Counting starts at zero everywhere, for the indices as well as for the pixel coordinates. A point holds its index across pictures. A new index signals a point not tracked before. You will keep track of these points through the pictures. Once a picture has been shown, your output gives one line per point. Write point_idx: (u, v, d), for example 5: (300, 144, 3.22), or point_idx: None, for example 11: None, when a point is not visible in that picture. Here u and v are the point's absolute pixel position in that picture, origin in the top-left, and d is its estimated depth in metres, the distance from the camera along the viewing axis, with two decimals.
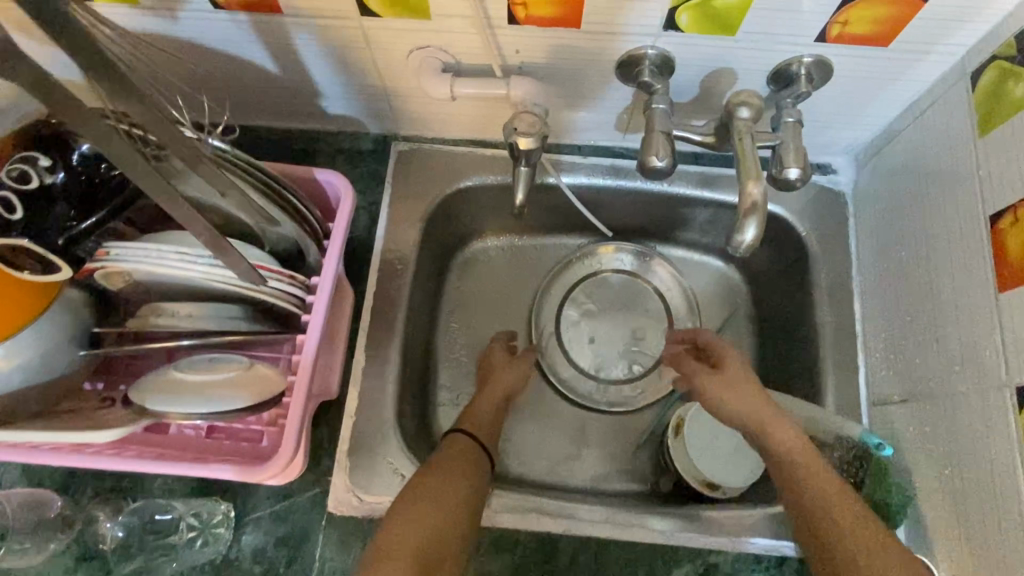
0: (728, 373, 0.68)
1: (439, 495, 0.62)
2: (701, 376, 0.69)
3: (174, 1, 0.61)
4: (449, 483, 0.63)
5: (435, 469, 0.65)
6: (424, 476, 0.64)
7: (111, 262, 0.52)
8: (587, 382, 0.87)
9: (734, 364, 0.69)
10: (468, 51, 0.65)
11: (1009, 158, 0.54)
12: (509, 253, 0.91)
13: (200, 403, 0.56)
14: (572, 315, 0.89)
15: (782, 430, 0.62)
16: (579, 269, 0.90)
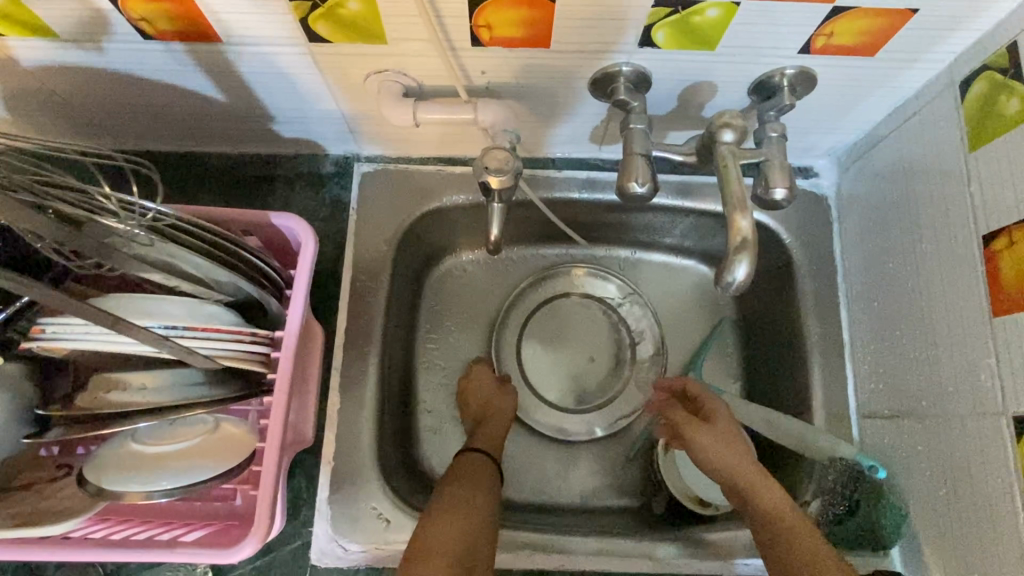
0: (716, 423, 0.66)
1: (473, 498, 0.63)
2: (690, 423, 0.67)
3: (98, 33, 0.55)
4: (475, 486, 0.64)
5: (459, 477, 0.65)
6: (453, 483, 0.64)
7: (47, 340, 0.47)
8: (555, 413, 0.83)
9: (722, 415, 0.68)
10: (430, 73, 0.60)
11: (1002, 176, 0.51)
12: (471, 277, 0.86)
13: (162, 478, 0.52)
14: (534, 343, 0.86)
15: (770, 489, 0.60)
16: (537, 294, 0.86)
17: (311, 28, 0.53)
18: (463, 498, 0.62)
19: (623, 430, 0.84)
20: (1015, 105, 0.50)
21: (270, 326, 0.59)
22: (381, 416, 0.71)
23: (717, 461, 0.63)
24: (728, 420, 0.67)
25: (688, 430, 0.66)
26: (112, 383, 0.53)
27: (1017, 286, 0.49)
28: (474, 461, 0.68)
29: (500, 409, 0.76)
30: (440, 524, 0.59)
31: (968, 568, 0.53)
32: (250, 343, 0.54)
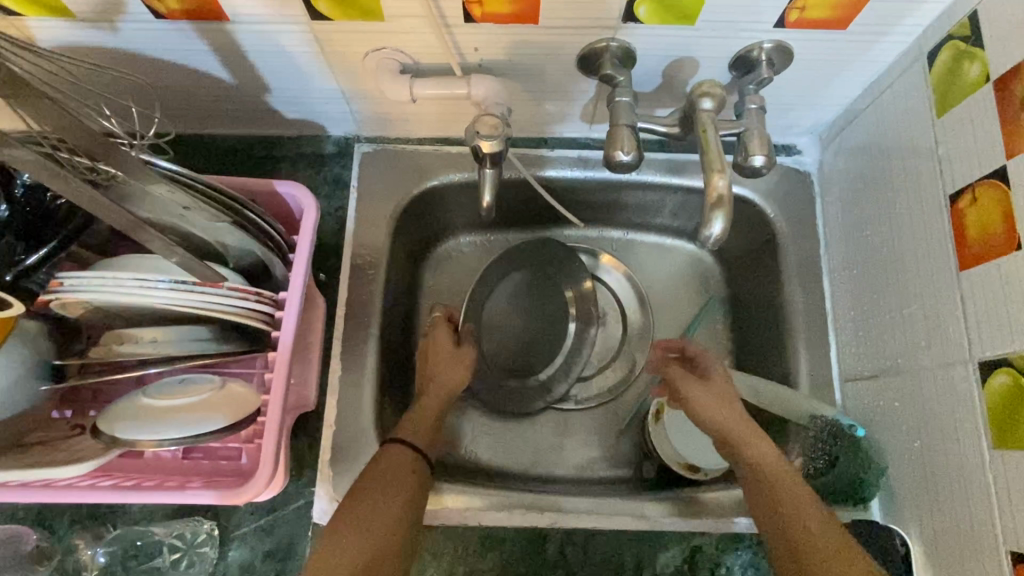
0: (712, 380, 0.70)
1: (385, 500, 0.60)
2: (686, 377, 0.70)
3: (112, 12, 0.58)
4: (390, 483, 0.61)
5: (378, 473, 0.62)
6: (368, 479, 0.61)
7: (66, 292, 0.51)
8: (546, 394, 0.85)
9: (722, 377, 0.70)
10: (425, 50, 0.63)
11: (966, 138, 0.54)
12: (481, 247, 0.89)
13: (172, 428, 0.55)
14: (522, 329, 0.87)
15: (767, 445, 0.63)
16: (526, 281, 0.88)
17: (312, 4, 0.57)
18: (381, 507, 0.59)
19: (616, 402, 0.86)
20: (977, 70, 0.53)
21: (275, 287, 0.62)
22: (380, 384, 0.74)
23: (710, 413, 0.66)
24: (724, 378, 0.70)
25: (685, 385, 0.70)
26: (124, 337, 0.56)
27: (981, 239, 0.52)
28: (404, 458, 0.63)
29: (446, 374, 0.74)
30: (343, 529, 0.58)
31: (943, 512, 0.56)
32: (257, 302, 0.57)
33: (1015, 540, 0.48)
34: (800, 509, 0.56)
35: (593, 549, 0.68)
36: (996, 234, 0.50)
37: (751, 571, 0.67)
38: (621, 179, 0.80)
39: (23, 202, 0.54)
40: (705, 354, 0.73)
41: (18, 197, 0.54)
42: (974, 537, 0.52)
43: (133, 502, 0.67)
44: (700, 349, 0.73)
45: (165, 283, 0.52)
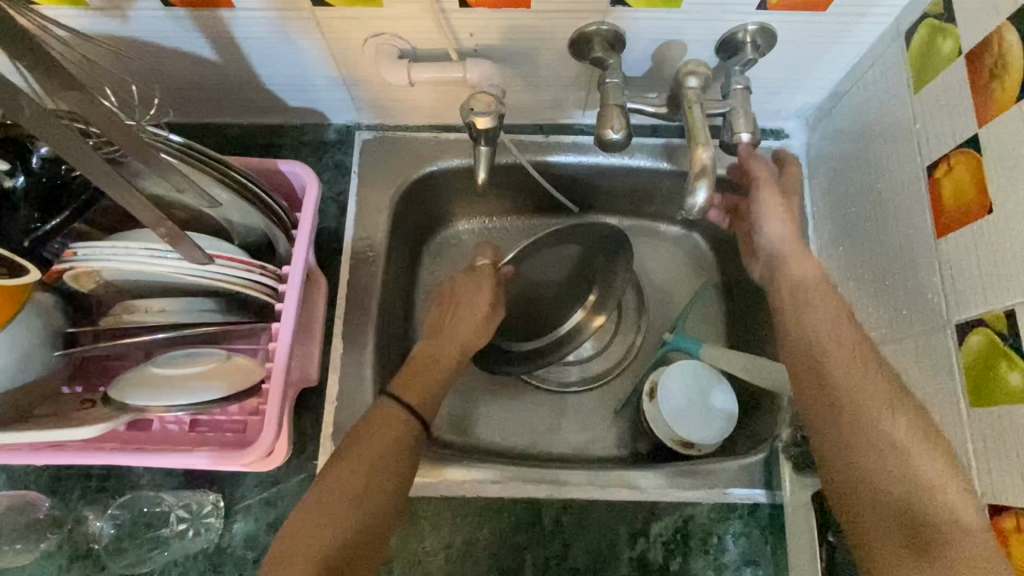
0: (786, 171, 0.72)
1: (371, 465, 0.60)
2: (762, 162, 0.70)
3: (123, 1, 0.61)
4: (377, 449, 0.61)
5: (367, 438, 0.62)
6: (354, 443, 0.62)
7: (78, 262, 0.53)
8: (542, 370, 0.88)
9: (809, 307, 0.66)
10: (423, 36, 0.66)
11: (941, 111, 0.56)
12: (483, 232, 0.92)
13: (178, 395, 0.58)
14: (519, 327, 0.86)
15: (828, 330, 0.59)
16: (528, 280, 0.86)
17: None
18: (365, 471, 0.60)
19: (612, 382, 0.88)
20: (950, 45, 0.55)
21: (279, 262, 0.64)
22: (381, 362, 0.76)
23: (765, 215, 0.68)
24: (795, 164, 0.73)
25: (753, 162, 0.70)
26: (133, 307, 0.59)
27: (956, 207, 0.54)
28: (394, 424, 0.64)
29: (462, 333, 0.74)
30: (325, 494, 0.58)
31: None
32: (260, 274, 0.59)
33: (991, 494, 0.50)
34: (862, 419, 0.54)
35: (588, 519, 0.69)
36: (971, 201, 0.53)
37: (743, 540, 0.69)
38: (614, 164, 0.83)
39: (41, 173, 0.56)
40: (788, 227, 0.68)
41: (35, 169, 0.56)
42: None
43: (142, 475, 0.69)
44: (781, 219, 0.68)
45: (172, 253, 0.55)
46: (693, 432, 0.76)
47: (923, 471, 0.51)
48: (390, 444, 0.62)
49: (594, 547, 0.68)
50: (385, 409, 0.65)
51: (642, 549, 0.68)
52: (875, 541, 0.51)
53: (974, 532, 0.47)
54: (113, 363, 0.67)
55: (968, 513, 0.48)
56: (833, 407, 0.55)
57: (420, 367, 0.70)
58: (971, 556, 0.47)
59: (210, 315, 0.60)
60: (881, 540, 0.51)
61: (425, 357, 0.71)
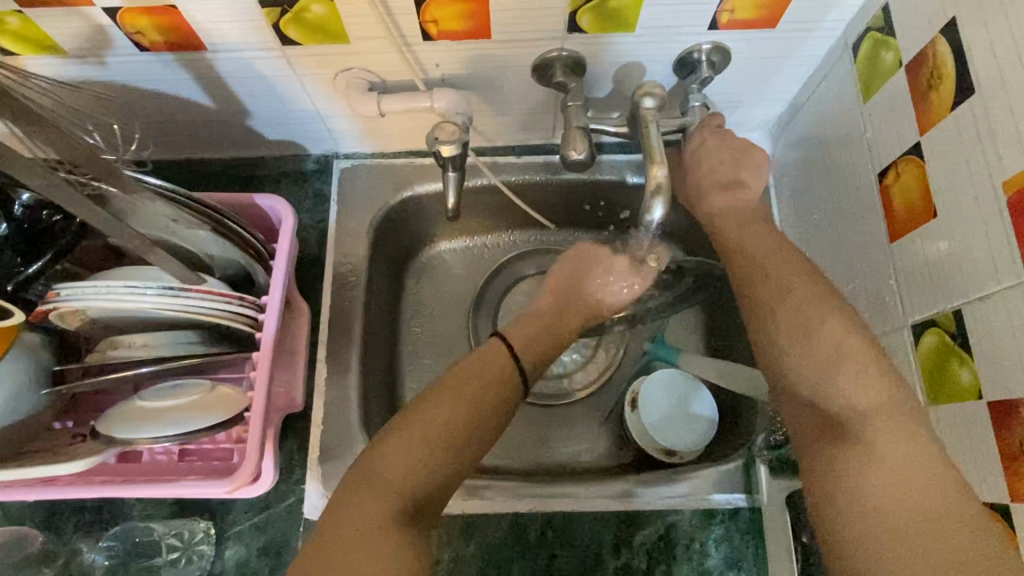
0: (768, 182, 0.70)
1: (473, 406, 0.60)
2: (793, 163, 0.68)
3: (100, 47, 0.63)
4: (482, 392, 0.62)
5: (477, 379, 0.62)
6: (460, 380, 0.62)
7: (62, 302, 0.56)
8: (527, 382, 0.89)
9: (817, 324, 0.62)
10: (390, 68, 0.68)
11: (888, 120, 0.59)
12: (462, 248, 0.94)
13: (164, 427, 0.59)
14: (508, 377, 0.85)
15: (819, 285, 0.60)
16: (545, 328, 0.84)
17: (283, 31, 0.62)
18: (466, 409, 0.60)
19: (597, 394, 0.89)
20: (891, 57, 0.58)
21: (260, 293, 0.66)
22: (365, 385, 0.77)
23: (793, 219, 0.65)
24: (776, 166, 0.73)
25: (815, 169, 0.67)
26: (119, 342, 0.61)
27: (906, 211, 0.56)
28: (502, 373, 0.64)
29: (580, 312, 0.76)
30: (424, 420, 0.58)
31: None
32: (241, 305, 0.61)
33: None
34: (806, 353, 0.56)
35: (573, 530, 0.71)
36: (919, 206, 0.55)
37: (726, 545, 0.70)
38: (586, 181, 0.85)
39: (24, 220, 0.59)
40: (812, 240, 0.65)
41: (18, 217, 0.59)
42: None
43: (134, 506, 0.71)
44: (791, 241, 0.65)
45: (153, 289, 0.57)
46: (674, 439, 0.77)
47: (859, 390, 0.53)
48: (497, 396, 0.62)
49: (580, 557, 0.70)
50: (496, 357, 0.65)
51: (626, 558, 0.69)
52: (814, 449, 0.53)
53: (901, 439, 0.49)
54: (103, 398, 0.69)
55: (897, 422, 0.50)
56: (779, 355, 0.58)
57: (538, 331, 0.72)
58: (901, 458, 0.48)
59: (193, 347, 0.62)
60: (818, 446, 0.53)
61: (536, 322, 0.73)
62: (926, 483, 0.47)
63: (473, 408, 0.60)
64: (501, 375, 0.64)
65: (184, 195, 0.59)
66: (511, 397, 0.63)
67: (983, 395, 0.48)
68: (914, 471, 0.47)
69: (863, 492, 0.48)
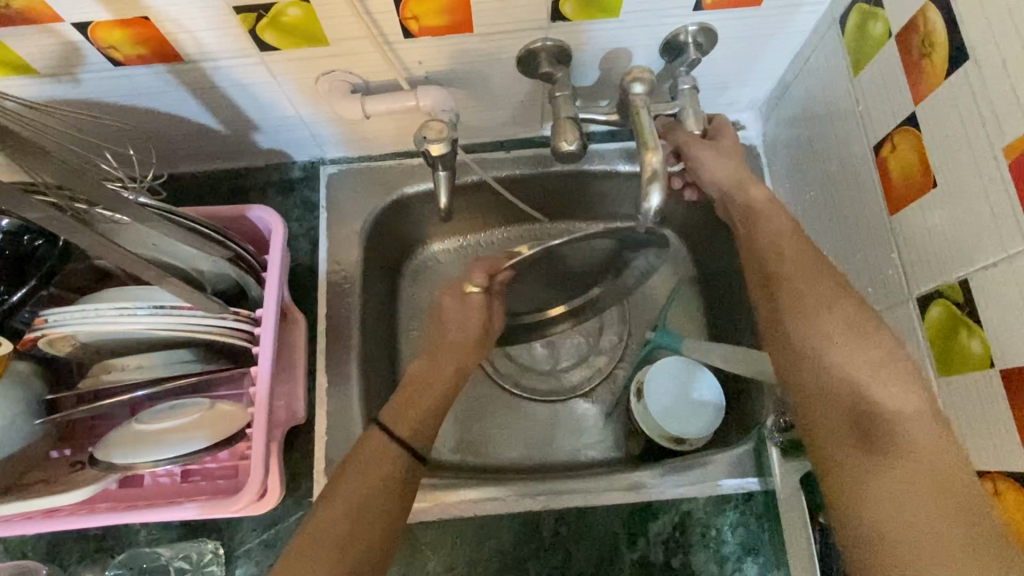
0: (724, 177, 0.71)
1: (356, 501, 0.58)
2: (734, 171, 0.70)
3: (73, 65, 0.62)
4: (363, 481, 0.59)
5: (355, 473, 0.60)
6: (338, 478, 0.60)
7: (50, 328, 0.54)
8: (531, 377, 0.88)
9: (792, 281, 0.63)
10: (372, 69, 0.67)
11: (881, 92, 0.58)
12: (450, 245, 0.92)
13: (164, 448, 0.58)
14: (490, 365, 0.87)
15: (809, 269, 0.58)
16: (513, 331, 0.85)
17: (260, 37, 0.61)
18: (348, 508, 0.57)
19: (602, 386, 0.88)
20: (881, 28, 0.57)
21: (254, 306, 0.65)
22: (367, 393, 0.76)
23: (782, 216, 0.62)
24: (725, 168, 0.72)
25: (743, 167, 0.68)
26: (112, 365, 0.60)
27: (904, 183, 0.56)
28: (382, 452, 0.61)
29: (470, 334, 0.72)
30: (312, 535, 0.56)
31: None
32: (235, 320, 0.60)
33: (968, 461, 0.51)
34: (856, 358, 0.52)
35: (586, 526, 0.70)
36: (918, 177, 0.54)
37: (741, 530, 0.69)
38: (577, 172, 0.83)
39: (4, 246, 0.57)
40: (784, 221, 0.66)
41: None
42: None
43: (139, 530, 0.70)
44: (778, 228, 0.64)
45: (144, 309, 0.55)
46: (681, 426, 0.76)
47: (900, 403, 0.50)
48: (382, 478, 0.60)
49: (596, 553, 0.69)
50: (371, 440, 0.62)
51: (641, 550, 0.69)
52: (842, 459, 0.50)
53: (946, 459, 0.47)
54: (101, 423, 0.67)
55: (939, 442, 0.48)
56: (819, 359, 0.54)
57: (417, 392, 0.67)
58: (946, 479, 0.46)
59: (189, 366, 0.61)
60: (847, 458, 0.50)
61: (419, 381, 0.68)
62: (968, 507, 0.45)
63: (360, 499, 0.58)
64: (383, 456, 0.61)
65: (172, 211, 0.58)
66: (402, 472, 0.61)
67: (995, 364, 0.47)
68: (961, 493, 0.45)
69: (904, 513, 0.45)
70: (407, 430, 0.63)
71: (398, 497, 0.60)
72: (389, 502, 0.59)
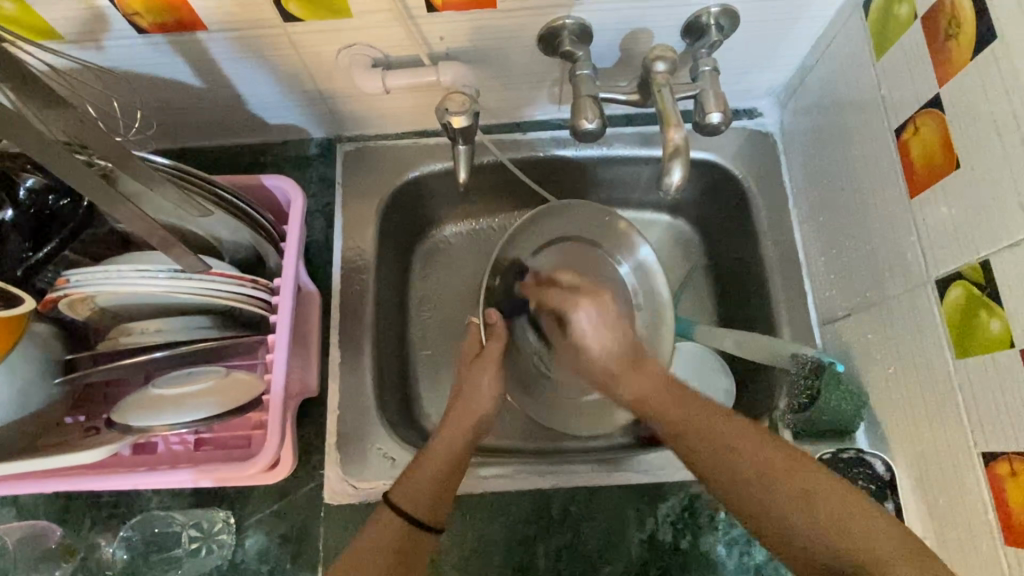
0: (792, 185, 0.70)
1: (420, 503, 0.59)
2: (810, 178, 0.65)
3: (97, 31, 0.62)
4: (419, 482, 0.60)
5: (413, 479, 0.61)
6: (403, 482, 0.60)
7: (72, 288, 0.55)
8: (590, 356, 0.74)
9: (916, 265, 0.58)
10: (394, 43, 0.67)
11: (903, 75, 0.58)
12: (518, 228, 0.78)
13: (179, 414, 0.58)
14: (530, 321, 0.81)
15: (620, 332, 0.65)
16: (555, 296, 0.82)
17: (284, 7, 0.60)
18: (410, 508, 0.59)
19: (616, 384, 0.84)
20: (906, 9, 0.57)
21: (272, 276, 0.65)
22: (378, 369, 0.76)
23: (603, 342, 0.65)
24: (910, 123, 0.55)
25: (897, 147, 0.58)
26: (130, 330, 0.60)
27: (925, 165, 0.56)
28: (429, 470, 0.61)
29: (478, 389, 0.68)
30: (369, 536, 0.57)
31: (918, 427, 0.59)
32: (252, 287, 0.60)
33: (983, 442, 0.51)
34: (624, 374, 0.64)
35: (594, 504, 0.70)
36: (940, 159, 0.54)
37: None
38: (593, 155, 0.83)
39: (29, 205, 0.56)
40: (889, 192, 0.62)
41: (23, 201, 0.56)
42: (949, 446, 0.55)
43: (151, 496, 0.70)
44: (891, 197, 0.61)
45: (165, 272, 0.56)
46: None
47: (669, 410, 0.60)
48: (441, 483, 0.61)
49: (605, 533, 0.69)
50: (428, 453, 0.62)
51: (651, 531, 0.69)
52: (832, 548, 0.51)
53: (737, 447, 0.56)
54: (116, 390, 0.67)
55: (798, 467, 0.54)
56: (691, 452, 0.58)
57: (460, 413, 0.66)
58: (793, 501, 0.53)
59: (207, 332, 0.62)
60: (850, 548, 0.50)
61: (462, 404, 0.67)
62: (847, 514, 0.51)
63: (422, 500, 0.59)
64: (439, 470, 0.61)
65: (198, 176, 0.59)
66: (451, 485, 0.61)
67: (1015, 344, 0.47)
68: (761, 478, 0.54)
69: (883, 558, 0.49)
70: (458, 447, 0.63)
71: (443, 503, 0.60)
72: (440, 502, 0.60)
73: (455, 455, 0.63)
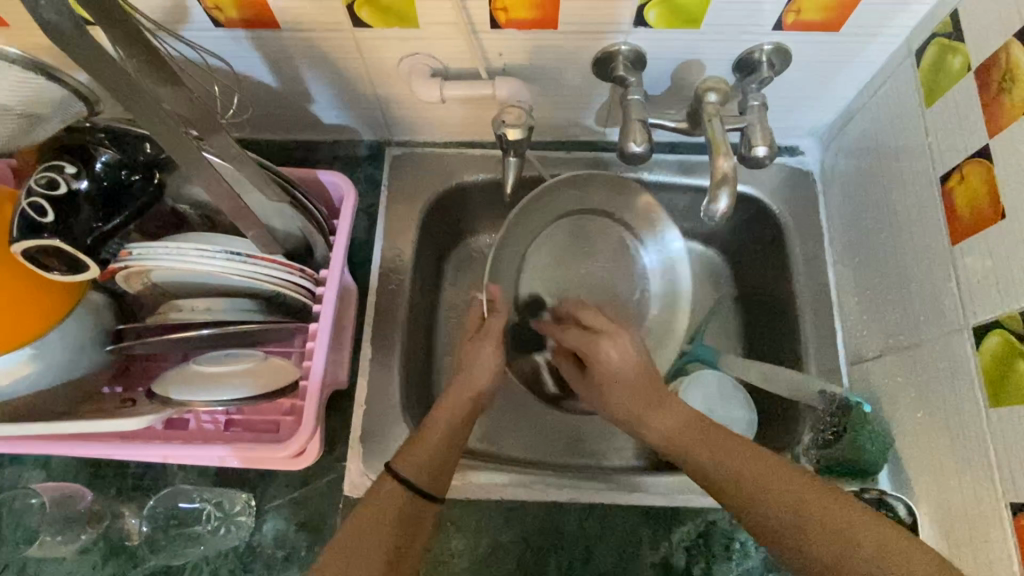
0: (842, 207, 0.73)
1: (434, 470, 0.60)
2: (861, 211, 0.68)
3: (178, 22, 0.65)
4: (430, 448, 0.61)
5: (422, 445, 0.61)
6: (411, 449, 0.61)
7: (132, 260, 0.57)
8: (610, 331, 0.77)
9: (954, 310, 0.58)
10: (455, 55, 0.70)
11: (952, 124, 0.59)
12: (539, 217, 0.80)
13: (217, 391, 0.60)
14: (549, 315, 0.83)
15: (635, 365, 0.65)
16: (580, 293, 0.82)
17: (355, 12, 0.63)
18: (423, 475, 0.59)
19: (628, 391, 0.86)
20: (959, 61, 0.58)
21: (316, 267, 0.68)
22: (406, 368, 0.78)
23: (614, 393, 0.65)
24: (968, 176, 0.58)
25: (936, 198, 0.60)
26: (178, 306, 0.62)
27: (970, 213, 0.57)
28: (438, 437, 0.62)
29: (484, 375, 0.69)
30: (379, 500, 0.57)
31: (943, 472, 0.59)
32: (300, 275, 0.62)
33: (1012, 492, 0.51)
34: (649, 412, 0.62)
35: (608, 522, 0.70)
36: (983, 208, 0.55)
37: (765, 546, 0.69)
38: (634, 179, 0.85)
39: (102, 177, 0.57)
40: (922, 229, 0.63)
41: (97, 173, 0.56)
42: (974, 493, 0.55)
43: (177, 472, 0.72)
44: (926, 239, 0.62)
45: (221, 254, 0.58)
46: None
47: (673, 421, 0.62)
48: (447, 447, 0.62)
49: (617, 552, 0.69)
50: (433, 423, 0.64)
51: (664, 554, 0.69)
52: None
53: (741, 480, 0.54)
54: (154, 364, 0.70)
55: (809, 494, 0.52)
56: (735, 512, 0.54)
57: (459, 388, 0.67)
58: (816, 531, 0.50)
59: (251, 314, 0.64)
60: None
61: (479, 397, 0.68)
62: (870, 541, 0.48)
63: (438, 468, 0.60)
64: (447, 440, 0.62)
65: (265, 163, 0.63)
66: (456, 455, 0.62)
67: None
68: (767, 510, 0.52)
69: None
70: (460, 419, 0.65)
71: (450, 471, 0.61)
72: (449, 469, 0.61)
73: (460, 422, 0.64)
